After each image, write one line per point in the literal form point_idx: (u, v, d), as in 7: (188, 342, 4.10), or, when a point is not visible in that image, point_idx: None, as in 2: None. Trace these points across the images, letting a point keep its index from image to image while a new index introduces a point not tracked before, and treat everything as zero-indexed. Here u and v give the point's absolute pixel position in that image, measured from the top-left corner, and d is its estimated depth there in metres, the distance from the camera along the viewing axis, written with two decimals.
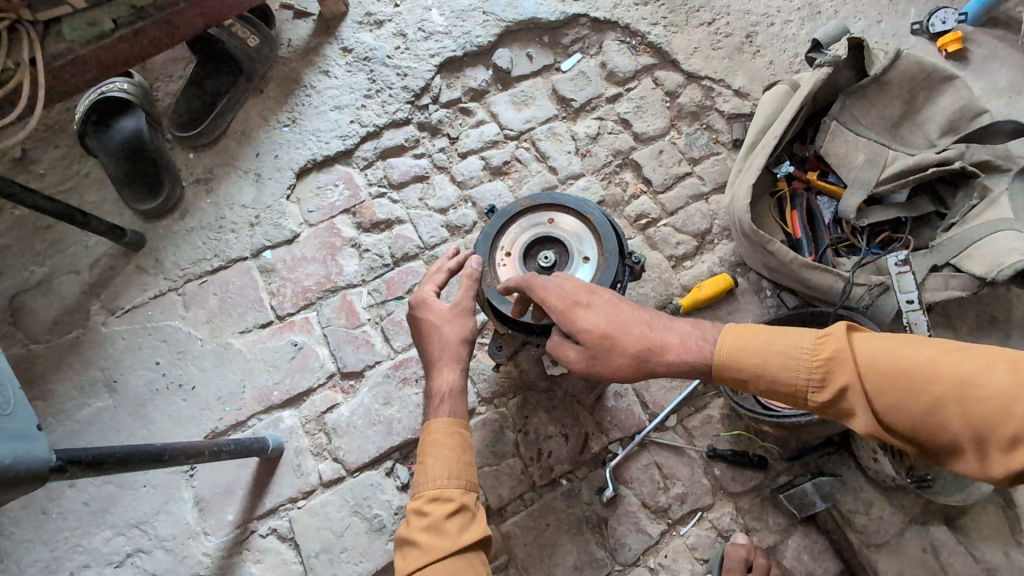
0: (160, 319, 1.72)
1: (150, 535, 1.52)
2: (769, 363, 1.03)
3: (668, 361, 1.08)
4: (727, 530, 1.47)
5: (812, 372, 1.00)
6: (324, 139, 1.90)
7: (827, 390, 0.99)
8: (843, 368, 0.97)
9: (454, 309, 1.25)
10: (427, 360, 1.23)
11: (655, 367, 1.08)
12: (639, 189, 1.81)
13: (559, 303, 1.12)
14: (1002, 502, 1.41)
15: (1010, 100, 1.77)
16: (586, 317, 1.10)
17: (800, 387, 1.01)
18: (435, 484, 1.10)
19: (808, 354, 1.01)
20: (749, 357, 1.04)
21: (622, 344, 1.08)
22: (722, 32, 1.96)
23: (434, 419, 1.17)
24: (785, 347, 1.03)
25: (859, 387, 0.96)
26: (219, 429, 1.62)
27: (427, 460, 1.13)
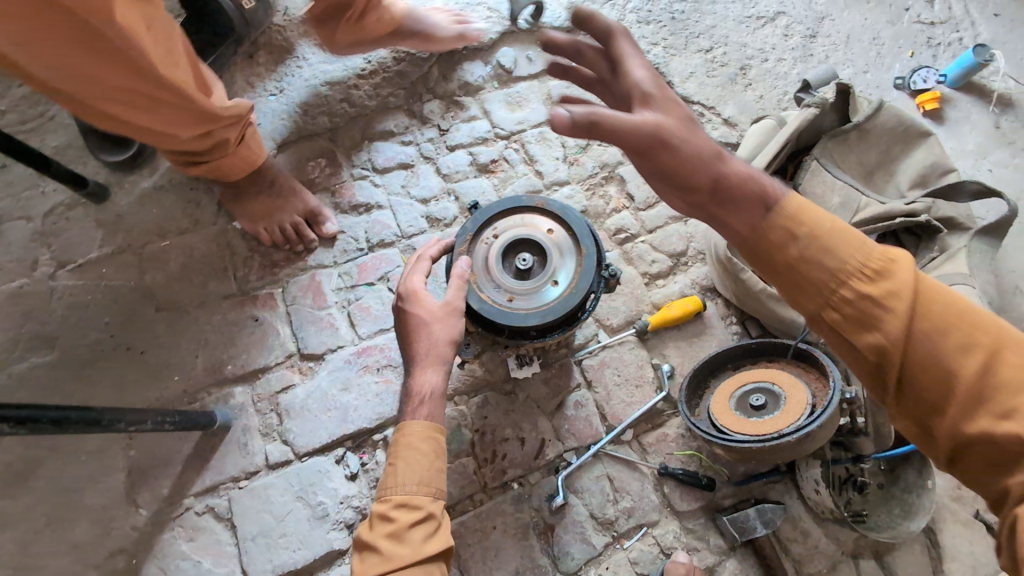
0: (113, 278, 1.64)
1: (77, 503, 1.44)
2: (832, 233, 0.89)
3: (733, 176, 0.93)
4: (669, 548, 1.49)
5: (868, 261, 0.88)
6: (310, 113, 1.86)
7: (877, 285, 0.87)
8: (904, 275, 0.86)
9: (445, 309, 1.23)
10: (410, 358, 1.20)
11: (713, 174, 0.93)
12: (621, 205, 1.83)
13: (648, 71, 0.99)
14: (928, 542, 1.48)
15: (975, 162, 1.86)
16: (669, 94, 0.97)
17: (848, 270, 0.88)
18: (405, 488, 1.08)
19: (873, 246, 0.89)
20: (819, 218, 0.90)
21: (695, 130, 0.94)
22: (718, 61, 2.01)
23: (409, 420, 1.15)
24: (854, 229, 0.91)
25: (909, 295, 0.85)
26: (165, 399, 1.55)
27: (398, 464, 1.11)
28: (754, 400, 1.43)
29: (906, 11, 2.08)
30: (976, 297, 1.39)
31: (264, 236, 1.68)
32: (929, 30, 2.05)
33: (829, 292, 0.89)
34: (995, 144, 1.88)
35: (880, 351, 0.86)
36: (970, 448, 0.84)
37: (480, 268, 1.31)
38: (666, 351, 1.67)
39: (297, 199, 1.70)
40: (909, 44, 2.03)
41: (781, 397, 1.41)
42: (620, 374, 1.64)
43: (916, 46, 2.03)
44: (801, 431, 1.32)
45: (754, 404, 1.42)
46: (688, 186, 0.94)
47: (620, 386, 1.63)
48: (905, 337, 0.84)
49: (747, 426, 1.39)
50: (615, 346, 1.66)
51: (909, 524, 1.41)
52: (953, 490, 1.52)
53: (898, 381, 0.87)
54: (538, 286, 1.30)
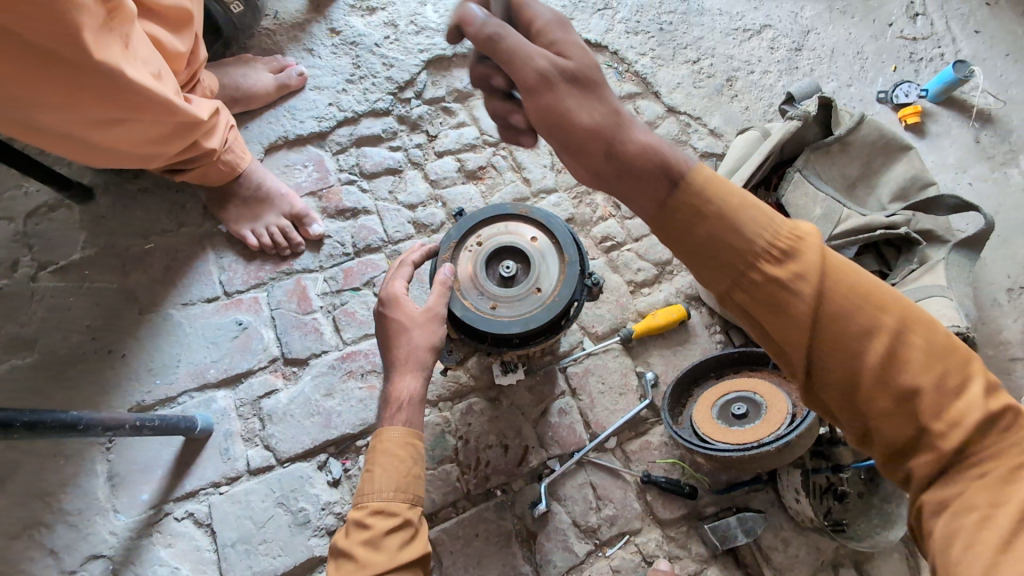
0: (96, 280, 1.63)
1: (53, 508, 1.42)
2: (736, 210, 0.86)
3: (632, 140, 0.90)
4: (651, 556, 1.49)
5: (775, 241, 0.85)
6: (298, 118, 1.86)
7: (783, 265, 0.84)
8: (811, 252, 0.84)
9: (426, 314, 1.23)
10: (389, 363, 1.21)
11: (613, 137, 0.90)
12: (608, 213, 1.84)
13: (551, 18, 0.95)
14: (907, 551, 1.49)
15: (955, 175, 1.89)
16: (574, 43, 0.93)
17: (754, 251, 0.85)
18: (381, 494, 1.08)
19: (779, 225, 0.86)
20: (721, 194, 0.87)
21: (600, 96, 0.91)
22: (705, 72, 2.03)
23: (387, 426, 1.15)
24: (758, 208, 0.87)
25: (817, 277, 0.82)
26: (146, 403, 1.53)
27: (375, 470, 1.10)
28: (736, 409, 1.44)
29: (889, 26, 2.12)
30: (954, 309, 1.42)
31: (251, 240, 1.68)
32: (911, 45, 2.09)
33: (739, 275, 0.87)
34: (975, 158, 1.92)
35: (790, 336, 0.84)
36: (879, 430, 0.82)
37: (465, 276, 1.32)
38: (650, 359, 1.68)
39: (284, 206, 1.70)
40: (892, 59, 2.07)
41: (763, 406, 1.43)
42: (605, 382, 1.64)
43: (899, 61, 2.06)
44: (780, 439, 1.33)
45: (736, 413, 1.43)
46: (589, 150, 0.92)
47: (604, 393, 1.63)
48: (815, 320, 0.82)
49: (729, 434, 1.40)
50: (600, 353, 1.67)
51: (888, 533, 1.42)
52: None
53: (808, 366, 0.84)
54: (521, 293, 1.30)
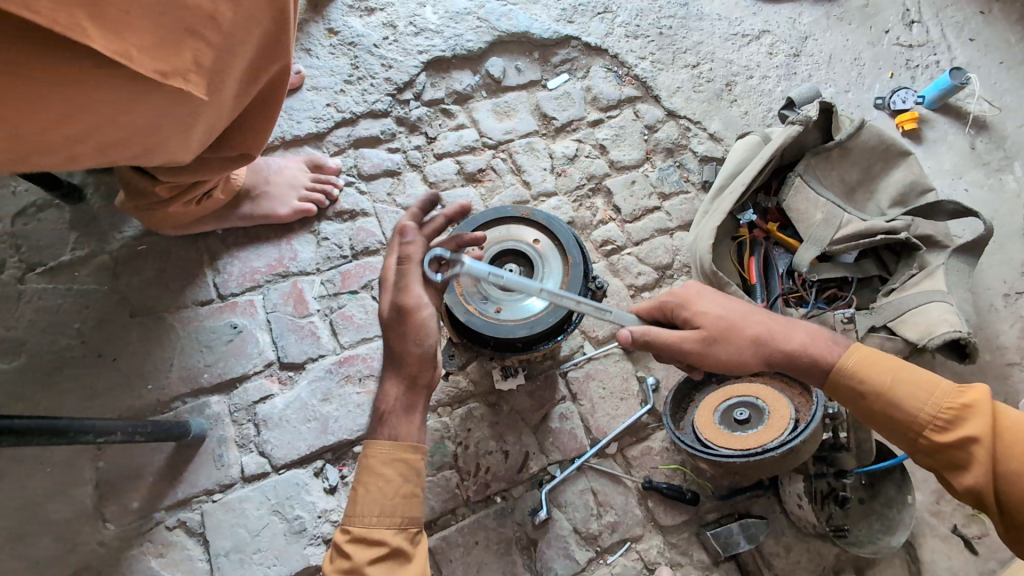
0: (86, 282, 1.59)
1: (39, 517, 1.38)
2: (894, 389, 1.07)
3: (787, 352, 1.12)
4: (653, 563, 1.47)
5: (939, 413, 1.04)
6: (296, 118, 1.83)
7: (947, 433, 1.02)
8: (973, 420, 1.01)
9: (399, 318, 1.11)
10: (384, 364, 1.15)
11: (773, 354, 1.13)
12: (608, 216, 1.83)
13: (678, 296, 1.18)
14: (908, 557, 1.49)
15: (952, 181, 1.91)
16: (704, 307, 1.15)
17: (921, 421, 1.05)
18: (366, 519, 1.03)
19: (942, 395, 1.04)
20: (877, 375, 1.08)
21: (736, 342, 1.12)
22: (704, 77, 2.03)
23: (376, 442, 1.08)
24: (918, 379, 1.06)
25: (985, 442, 0.99)
26: (138, 409, 1.49)
27: (360, 491, 1.05)
28: (738, 414, 1.43)
29: (886, 33, 2.13)
30: (954, 313, 1.42)
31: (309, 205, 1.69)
32: (907, 52, 2.11)
33: (911, 436, 1.07)
34: (971, 164, 1.93)
35: (973, 492, 1.01)
36: None
37: (484, 274, 1.24)
38: (651, 364, 1.66)
39: (279, 202, 1.66)
40: (889, 66, 2.08)
41: (765, 411, 1.42)
42: (606, 387, 1.63)
43: (895, 67, 2.08)
44: (785, 445, 1.32)
45: (738, 418, 1.42)
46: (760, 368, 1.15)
47: (605, 399, 1.62)
48: (992, 481, 0.98)
49: (732, 440, 1.39)
50: (601, 358, 1.66)
51: (890, 539, 1.42)
52: (932, 505, 1.54)
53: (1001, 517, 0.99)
54: (523, 297, 1.29)
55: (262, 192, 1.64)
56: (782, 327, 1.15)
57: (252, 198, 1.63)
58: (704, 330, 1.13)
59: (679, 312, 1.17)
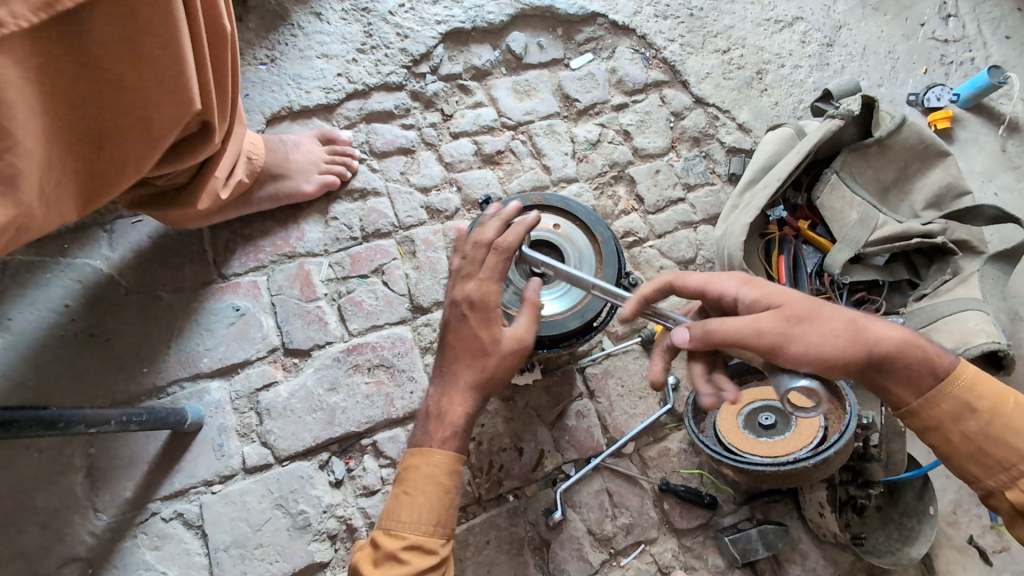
0: (77, 256, 1.48)
1: (25, 505, 1.30)
2: (1008, 414, 1.02)
3: (893, 346, 1.02)
4: (666, 567, 1.44)
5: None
6: (304, 88, 1.71)
7: None
8: None
9: (511, 342, 1.06)
10: (451, 369, 1.08)
11: (871, 346, 1.01)
12: (631, 206, 1.76)
13: (736, 279, 1.07)
14: (924, 567, 1.47)
15: (982, 184, 1.85)
16: (776, 289, 1.03)
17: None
18: (415, 525, 1.00)
19: None
20: (992, 397, 1.03)
21: (830, 325, 0.99)
22: (734, 63, 1.94)
23: (433, 450, 1.04)
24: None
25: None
26: (130, 392, 1.41)
27: (413, 495, 1.02)
28: (763, 419, 1.38)
29: (922, 26, 2.05)
30: (990, 322, 1.37)
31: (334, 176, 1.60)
32: (943, 47, 2.03)
33: (1010, 473, 1.01)
34: (1003, 167, 1.88)
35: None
36: None
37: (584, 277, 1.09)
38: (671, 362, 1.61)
39: (303, 176, 1.56)
40: (923, 61, 2.01)
41: (793, 417, 1.37)
42: (625, 384, 1.57)
43: (929, 63, 2.01)
44: (817, 456, 1.27)
45: (764, 423, 1.37)
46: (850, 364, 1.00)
47: (623, 397, 1.56)
48: None
49: (757, 446, 1.35)
50: (619, 354, 1.60)
51: (909, 550, 1.39)
52: (949, 514, 1.52)
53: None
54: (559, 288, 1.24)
55: (281, 170, 1.52)
56: (876, 324, 1.04)
57: (274, 178, 1.52)
58: (786, 308, 1.00)
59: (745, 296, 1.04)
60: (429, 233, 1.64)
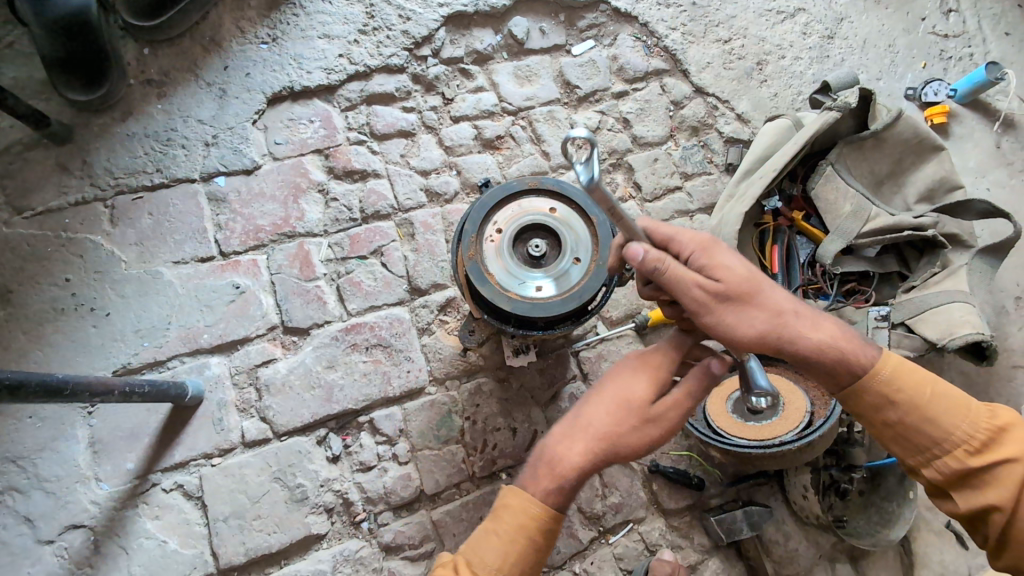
0: (78, 231, 1.50)
1: (28, 473, 1.33)
2: (930, 404, 1.03)
3: (796, 328, 1.05)
4: (654, 545, 1.49)
5: (974, 432, 1.01)
6: (305, 68, 1.71)
7: (981, 454, 1.00)
8: (1007, 442, 1.00)
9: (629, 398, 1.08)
10: (604, 408, 1.08)
11: (785, 329, 1.05)
12: (628, 194, 1.77)
13: (696, 243, 1.08)
14: (901, 550, 1.52)
15: (975, 180, 1.88)
16: (725, 262, 1.06)
17: (953, 439, 1.02)
18: (488, 569, 1.00)
19: (975, 419, 1.02)
20: (915, 389, 1.04)
21: (754, 313, 1.04)
22: (735, 53, 1.95)
23: (533, 500, 1.03)
24: (955, 399, 1.04)
25: (1015, 464, 0.98)
26: (131, 365, 1.43)
27: (494, 536, 1.02)
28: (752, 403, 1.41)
29: (923, 20, 2.06)
30: (974, 314, 1.41)
31: None
32: (942, 42, 2.04)
33: (929, 454, 1.04)
34: (996, 163, 1.90)
35: (987, 510, 0.99)
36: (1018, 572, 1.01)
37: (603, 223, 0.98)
38: None
39: None
40: (922, 56, 2.02)
41: (780, 403, 1.41)
42: None
43: (928, 57, 2.02)
44: (802, 439, 1.32)
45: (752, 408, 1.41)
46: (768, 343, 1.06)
47: None
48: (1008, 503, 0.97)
49: (746, 430, 1.38)
50: (613, 339, 1.63)
51: (888, 532, 1.44)
52: (928, 500, 1.56)
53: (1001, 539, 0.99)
54: (560, 272, 1.25)
55: None
56: (802, 320, 1.06)
57: None
58: (722, 285, 1.04)
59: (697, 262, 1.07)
60: (429, 216, 1.65)
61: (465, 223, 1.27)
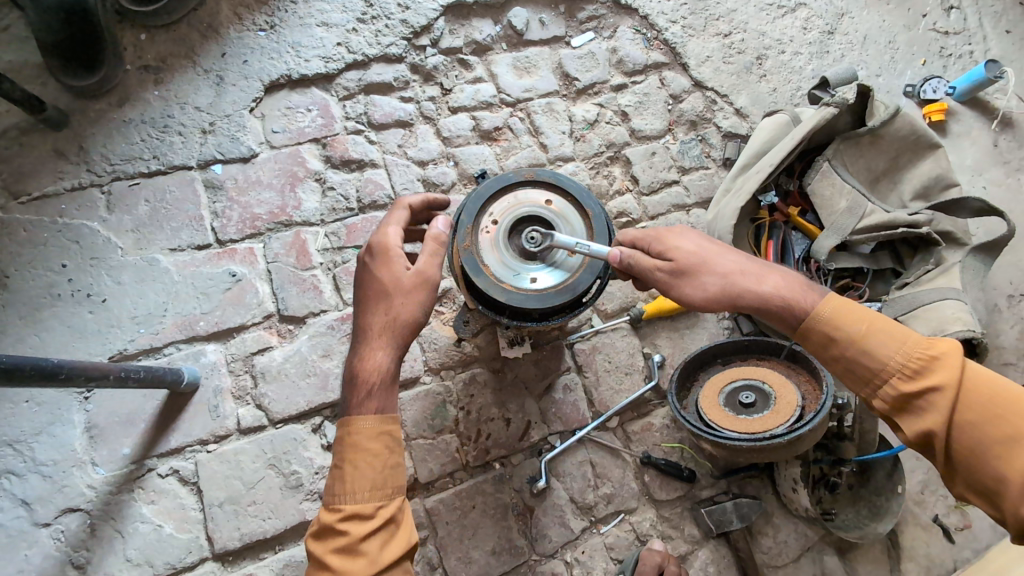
0: (75, 217, 1.50)
1: (25, 457, 1.34)
2: (868, 337, 1.01)
3: (749, 286, 1.10)
4: (644, 535, 1.51)
5: (909, 361, 0.98)
6: (303, 56, 1.70)
7: (916, 381, 0.97)
8: (943, 368, 0.96)
9: (412, 280, 1.10)
10: (359, 337, 1.08)
11: (740, 290, 1.10)
12: (625, 187, 1.78)
13: (652, 233, 1.17)
14: (889, 543, 1.54)
15: (971, 178, 1.88)
16: (677, 242, 1.15)
17: (890, 369, 0.99)
18: (355, 496, 0.97)
19: (913, 346, 0.99)
20: (853, 323, 1.03)
21: (703, 280, 1.11)
22: (735, 48, 1.94)
23: (358, 416, 1.02)
24: (893, 330, 1.02)
25: (951, 389, 0.94)
26: (127, 352, 1.44)
27: (347, 468, 0.99)
28: (744, 397, 1.42)
29: (923, 17, 2.06)
30: (966, 311, 1.42)
31: None
32: (942, 39, 2.04)
33: (873, 387, 1.02)
34: (993, 162, 1.91)
35: (925, 435, 0.96)
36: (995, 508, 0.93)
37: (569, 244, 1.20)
38: (657, 341, 1.65)
39: None
40: (922, 52, 2.02)
41: (772, 397, 1.41)
42: (611, 360, 1.61)
43: (928, 54, 2.02)
44: (793, 432, 1.32)
45: (744, 402, 1.42)
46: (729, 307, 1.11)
47: (610, 372, 1.60)
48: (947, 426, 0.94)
49: (737, 423, 1.39)
50: (608, 331, 1.63)
51: (876, 525, 1.46)
52: (917, 494, 1.58)
53: (946, 464, 0.96)
54: (555, 265, 1.26)
55: None
56: (746, 277, 1.11)
57: None
58: (673, 262, 1.13)
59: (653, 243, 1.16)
60: None
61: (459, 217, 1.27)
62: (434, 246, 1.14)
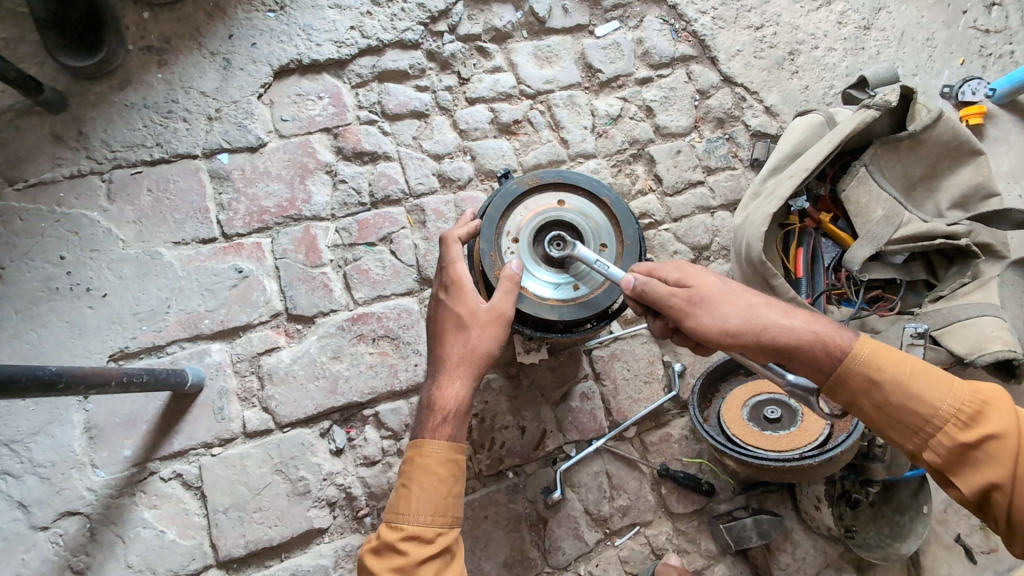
0: (74, 206, 1.43)
1: (22, 458, 1.28)
2: (912, 382, 0.96)
3: (775, 321, 1.03)
4: (660, 549, 1.47)
5: (960, 406, 0.93)
6: (314, 40, 1.61)
7: (972, 429, 0.92)
8: (997, 415, 0.91)
9: (489, 314, 1.09)
10: (437, 366, 1.09)
11: (768, 327, 1.03)
12: (649, 186, 1.70)
13: (672, 264, 1.11)
14: (909, 562, 1.50)
15: (1007, 186, 1.81)
16: (699, 274, 1.08)
17: (940, 415, 0.94)
18: (417, 518, 1.00)
19: (961, 389, 0.94)
20: (894, 366, 0.97)
21: (727, 311, 1.04)
22: (767, 42, 1.85)
23: (429, 440, 1.04)
24: (935, 373, 0.97)
25: (1007, 439, 0.90)
26: (129, 350, 1.38)
27: (413, 488, 1.01)
28: (770, 413, 1.37)
29: (963, 13, 1.96)
30: (1006, 330, 1.36)
31: None
32: (982, 38, 1.95)
33: (922, 436, 0.95)
34: None
35: (985, 490, 0.90)
36: None
37: (590, 260, 1.12)
38: (678, 349, 1.59)
39: None
40: (961, 51, 1.93)
41: (799, 413, 1.36)
42: (631, 368, 1.56)
43: (968, 53, 1.93)
44: (823, 454, 1.28)
45: (770, 417, 1.37)
46: (755, 344, 1.03)
47: (628, 381, 1.55)
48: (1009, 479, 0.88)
49: (763, 440, 1.34)
50: (627, 338, 1.58)
51: (899, 546, 1.42)
52: (939, 513, 1.55)
53: (1007, 522, 0.90)
54: (584, 271, 1.19)
55: None
56: (774, 312, 1.04)
57: None
58: (694, 291, 1.06)
59: (673, 275, 1.10)
60: (440, 203, 1.59)
61: (477, 240, 1.19)
62: (510, 285, 1.12)
